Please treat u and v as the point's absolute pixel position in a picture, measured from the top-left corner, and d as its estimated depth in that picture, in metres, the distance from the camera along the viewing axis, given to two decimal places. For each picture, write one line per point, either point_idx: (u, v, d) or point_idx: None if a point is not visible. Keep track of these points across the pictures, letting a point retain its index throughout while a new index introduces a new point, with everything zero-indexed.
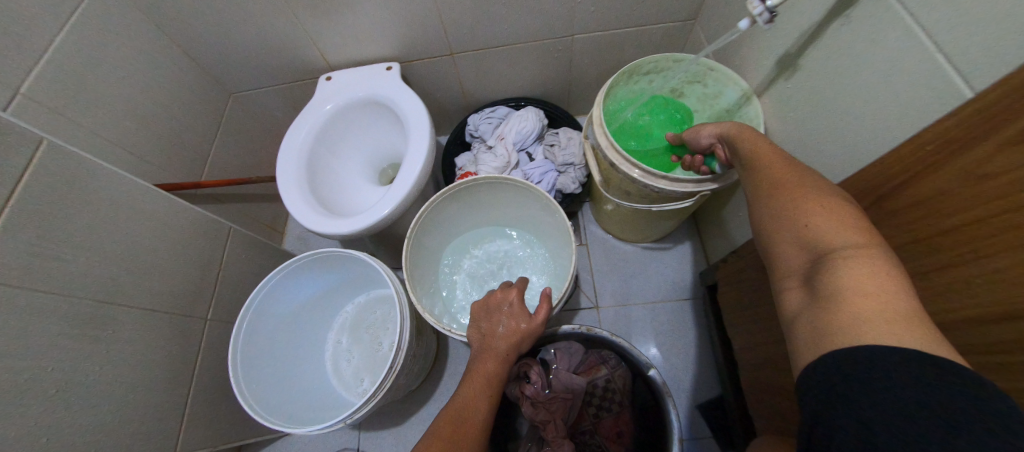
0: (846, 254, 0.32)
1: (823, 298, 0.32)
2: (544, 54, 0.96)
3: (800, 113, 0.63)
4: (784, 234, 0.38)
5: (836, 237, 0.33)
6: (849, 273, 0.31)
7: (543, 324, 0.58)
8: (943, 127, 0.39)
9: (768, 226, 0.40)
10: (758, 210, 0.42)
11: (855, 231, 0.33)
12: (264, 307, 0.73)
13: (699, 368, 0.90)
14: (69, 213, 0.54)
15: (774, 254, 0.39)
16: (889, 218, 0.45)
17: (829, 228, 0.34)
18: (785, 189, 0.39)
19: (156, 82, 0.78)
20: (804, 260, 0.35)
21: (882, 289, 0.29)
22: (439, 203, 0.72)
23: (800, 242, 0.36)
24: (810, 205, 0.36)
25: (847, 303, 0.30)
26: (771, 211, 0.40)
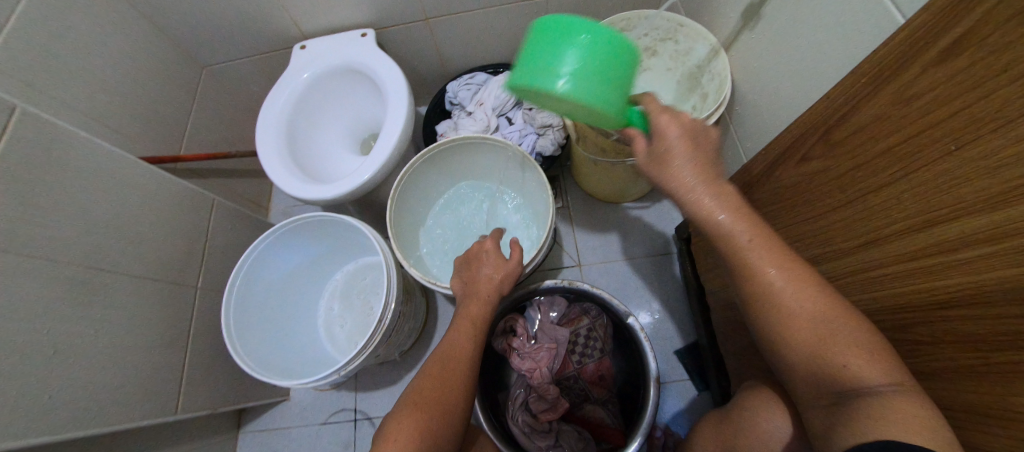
0: (881, 392, 0.32)
1: (861, 426, 0.31)
2: (521, 17, 0.96)
3: (763, 62, 0.65)
4: (804, 354, 0.37)
5: (862, 373, 0.33)
6: (891, 408, 0.31)
7: (519, 269, 0.61)
8: (879, 57, 0.42)
9: (778, 341, 0.39)
10: (769, 325, 0.39)
11: (876, 365, 0.33)
12: (254, 274, 0.74)
13: (675, 316, 0.95)
14: (53, 180, 0.55)
15: (785, 362, 0.39)
16: (834, 149, 0.48)
17: (859, 365, 0.33)
18: (792, 313, 0.37)
19: (125, 53, 0.76)
20: (828, 383, 0.35)
21: (924, 418, 0.29)
22: (419, 166, 0.75)
23: (820, 369, 0.36)
24: (837, 331, 0.35)
25: (891, 426, 0.29)
26: (782, 331, 0.38)
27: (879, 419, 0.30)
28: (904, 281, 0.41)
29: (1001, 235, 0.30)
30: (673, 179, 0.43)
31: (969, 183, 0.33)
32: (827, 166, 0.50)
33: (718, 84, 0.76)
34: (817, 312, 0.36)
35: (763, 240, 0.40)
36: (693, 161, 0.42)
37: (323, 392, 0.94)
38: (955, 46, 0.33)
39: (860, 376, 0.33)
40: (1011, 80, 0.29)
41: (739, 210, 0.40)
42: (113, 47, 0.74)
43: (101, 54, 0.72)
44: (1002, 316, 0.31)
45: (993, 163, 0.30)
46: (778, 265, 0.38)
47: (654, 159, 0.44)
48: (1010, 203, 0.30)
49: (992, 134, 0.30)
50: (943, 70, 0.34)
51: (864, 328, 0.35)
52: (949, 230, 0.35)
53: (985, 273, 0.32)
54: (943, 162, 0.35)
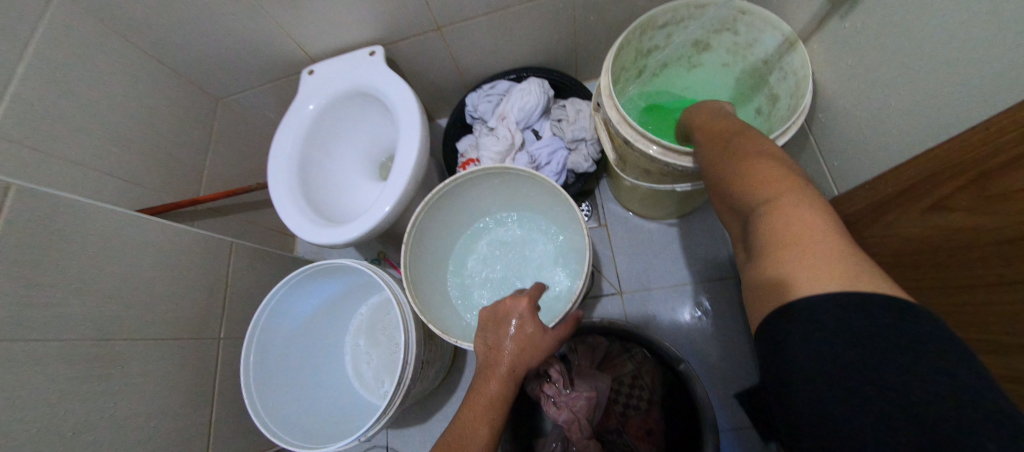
0: (766, 207, 0.31)
1: (762, 267, 0.29)
2: (544, 15, 0.83)
3: (862, 60, 0.50)
4: (729, 204, 0.37)
5: (759, 193, 0.32)
6: (778, 223, 0.29)
7: (555, 345, 0.55)
8: None
9: (718, 204, 0.39)
10: (713, 196, 0.40)
11: (777, 180, 0.31)
12: (274, 324, 0.71)
13: (733, 352, 0.83)
14: (63, 254, 0.52)
15: (728, 227, 0.38)
16: (983, 201, 0.34)
17: (758, 186, 0.33)
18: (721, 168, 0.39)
19: (135, 97, 0.73)
20: (745, 224, 0.34)
21: (805, 231, 0.28)
22: (435, 205, 0.67)
23: (739, 208, 0.35)
24: (750, 165, 0.34)
25: (784, 260, 0.27)
26: (717, 188, 0.39)
27: (769, 252, 0.29)
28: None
29: None
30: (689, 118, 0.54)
31: None
32: (973, 219, 0.36)
33: (795, 84, 0.61)
34: (738, 162, 0.36)
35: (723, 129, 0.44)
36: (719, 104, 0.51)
37: None
38: None
39: (759, 192, 0.32)
40: None
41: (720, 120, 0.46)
42: (121, 93, 0.71)
43: (111, 103, 0.69)
44: None
45: None
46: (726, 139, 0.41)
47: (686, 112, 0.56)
48: None
49: None
50: None
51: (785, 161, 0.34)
52: None
53: None
54: None
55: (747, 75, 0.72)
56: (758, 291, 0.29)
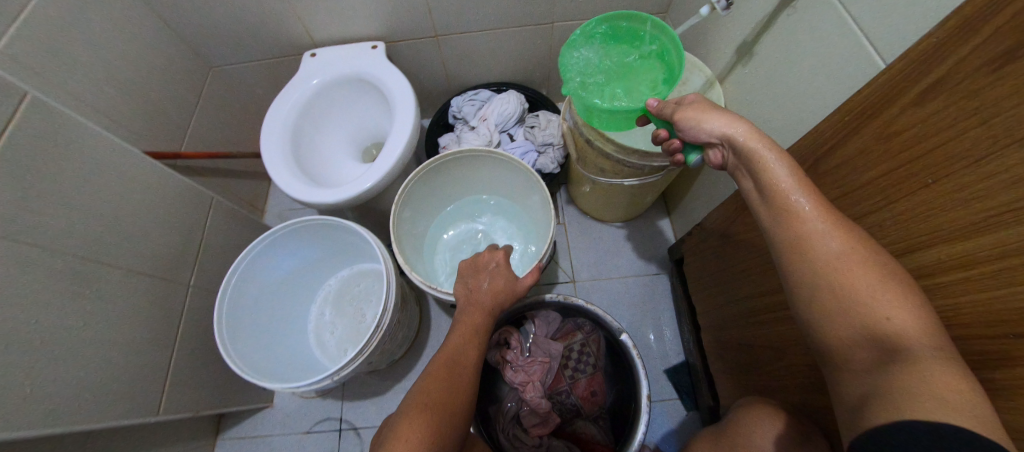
0: (929, 358, 0.29)
1: (911, 406, 0.28)
2: (527, 39, 1.00)
3: (755, 95, 0.70)
4: (846, 314, 0.33)
5: (914, 335, 0.30)
6: (930, 374, 0.28)
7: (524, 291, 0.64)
8: (861, 96, 0.46)
9: (820, 304, 0.35)
10: (816, 289, 0.36)
11: (932, 330, 0.30)
12: (249, 274, 0.74)
13: (665, 334, 0.97)
14: (57, 168, 0.55)
15: (821, 330, 0.35)
16: (823, 177, 0.52)
17: (904, 320, 0.31)
18: (841, 275, 0.34)
19: (136, 50, 0.77)
20: (871, 350, 0.32)
21: (967, 397, 0.27)
22: (423, 175, 0.76)
23: (867, 335, 0.32)
24: (872, 283, 0.33)
25: (942, 403, 0.27)
26: (830, 290, 0.35)
27: (927, 391, 0.27)
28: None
29: (978, 261, 0.34)
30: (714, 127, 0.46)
31: (942, 213, 0.37)
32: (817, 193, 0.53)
33: None
34: (885, 288, 0.32)
35: (835, 221, 0.36)
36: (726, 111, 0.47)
37: (307, 400, 0.92)
38: (929, 90, 0.37)
39: (909, 337, 0.30)
40: (980, 123, 0.33)
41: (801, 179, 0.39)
42: (124, 42, 0.75)
43: (112, 49, 0.73)
44: (979, 334, 0.34)
45: (969, 197, 0.34)
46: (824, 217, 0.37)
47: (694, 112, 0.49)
48: (986, 230, 0.33)
49: (969, 171, 0.34)
50: (920, 110, 0.38)
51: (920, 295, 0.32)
52: (929, 255, 0.38)
53: (964, 295, 0.35)
54: (920, 193, 0.39)
55: None
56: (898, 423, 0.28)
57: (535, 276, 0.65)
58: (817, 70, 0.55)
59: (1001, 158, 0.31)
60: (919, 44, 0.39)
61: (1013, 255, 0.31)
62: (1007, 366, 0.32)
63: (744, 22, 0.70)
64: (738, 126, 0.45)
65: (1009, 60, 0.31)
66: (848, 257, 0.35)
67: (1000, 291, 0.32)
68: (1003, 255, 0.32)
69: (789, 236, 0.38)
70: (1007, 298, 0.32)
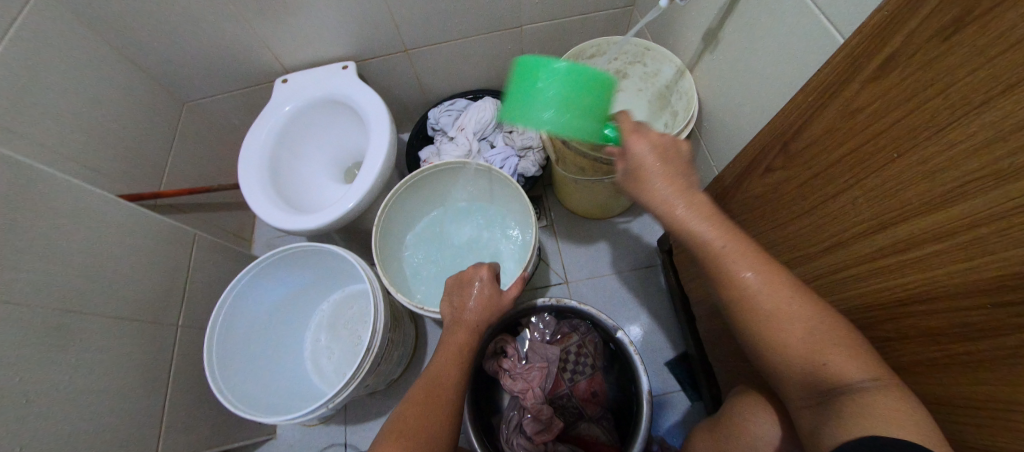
0: (868, 389, 0.33)
1: (856, 429, 0.32)
2: (497, 44, 1.00)
3: (724, 81, 0.70)
4: (794, 359, 0.37)
5: (850, 374, 0.34)
6: (877, 403, 0.32)
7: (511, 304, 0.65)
8: (824, 75, 0.45)
9: (771, 356, 0.39)
10: (763, 340, 0.39)
11: (865, 366, 0.34)
12: (236, 309, 0.73)
13: (662, 326, 0.97)
14: (30, 220, 0.54)
15: (778, 375, 0.40)
16: (794, 159, 0.51)
17: (839, 363, 0.35)
18: (784, 333, 0.38)
19: (104, 92, 0.77)
20: (820, 389, 0.36)
21: (912, 416, 0.31)
22: (403, 193, 0.76)
23: (811, 374, 0.36)
24: (811, 335, 0.37)
25: (886, 424, 0.30)
26: (775, 344, 0.38)
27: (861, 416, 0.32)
28: (868, 280, 0.43)
29: (948, 233, 0.33)
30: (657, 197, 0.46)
31: (911, 186, 0.36)
32: (790, 174, 0.53)
33: (686, 102, 0.81)
34: (820, 339, 0.36)
35: (773, 286, 0.39)
36: (669, 177, 0.45)
37: (310, 427, 0.91)
38: (887, 64, 0.37)
39: (847, 377, 0.34)
40: (938, 94, 0.33)
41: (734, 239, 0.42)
42: (91, 86, 0.75)
43: (79, 95, 0.72)
44: (956, 305, 0.34)
45: (935, 169, 0.34)
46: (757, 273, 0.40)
47: (635, 180, 0.48)
48: (954, 200, 0.32)
49: (933, 143, 0.33)
50: (880, 86, 0.38)
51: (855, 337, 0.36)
52: (901, 229, 0.38)
53: (938, 267, 0.35)
54: (890, 168, 0.38)
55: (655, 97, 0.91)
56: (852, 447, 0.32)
57: (519, 287, 0.65)
58: (779, 51, 0.55)
59: (964, 127, 0.31)
60: (871, 19, 0.39)
61: (979, 225, 0.31)
62: (987, 339, 0.32)
63: (706, 9, 0.69)
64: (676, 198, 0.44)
65: (958, 30, 0.30)
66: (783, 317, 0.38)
67: (977, 282, 0.32)
68: (971, 225, 0.31)
69: (733, 301, 0.41)
70: (979, 270, 0.31)
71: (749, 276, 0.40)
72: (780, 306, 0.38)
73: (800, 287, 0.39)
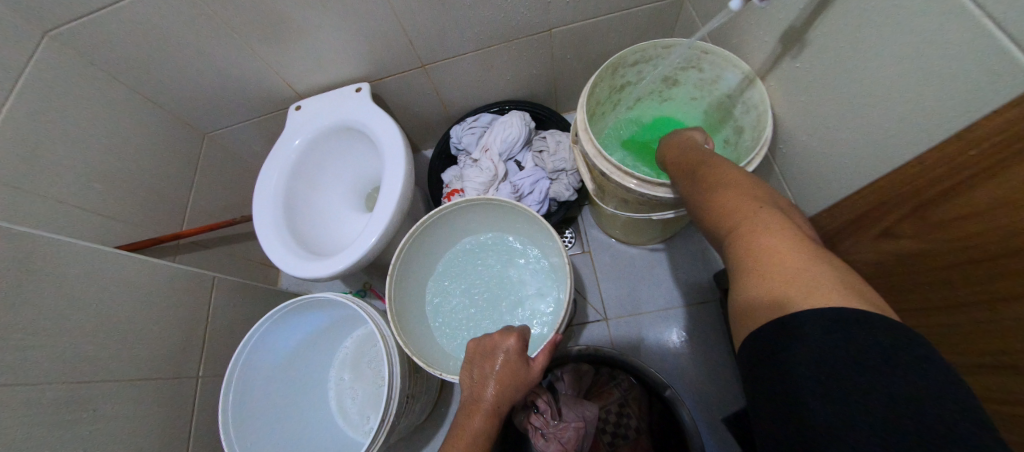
0: (746, 231, 0.33)
1: (746, 288, 0.30)
2: (523, 52, 0.88)
3: (812, 97, 0.54)
4: (710, 227, 0.38)
5: (735, 218, 0.34)
6: (754, 249, 0.31)
7: (538, 376, 0.55)
8: (1008, 112, 0.30)
9: (703, 230, 0.40)
10: (695, 221, 0.42)
11: (750, 208, 0.34)
12: (254, 361, 0.71)
13: (720, 374, 0.83)
14: (35, 293, 0.52)
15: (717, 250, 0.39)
16: (941, 226, 0.37)
17: (729, 210, 0.35)
18: (701, 199, 0.40)
19: (118, 136, 0.75)
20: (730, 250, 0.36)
21: (790, 252, 0.29)
22: (419, 236, 0.69)
23: (719, 238, 0.37)
24: (713, 198, 0.38)
25: (764, 275, 0.29)
26: (701, 219, 0.40)
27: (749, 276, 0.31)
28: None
29: None
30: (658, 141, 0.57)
31: None
32: (933, 245, 0.38)
33: (756, 117, 0.65)
34: (722, 193, 0.37)
35: (704, 169, 0.43)
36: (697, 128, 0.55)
37: None
38: None
39: (734, 222, 0.34)
40: None
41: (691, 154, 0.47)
42: (104, 131, 0.72)
43: (92, 142, 0.70)
44: None
45: None
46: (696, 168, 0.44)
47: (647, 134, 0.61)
48: None
49: None
50: None
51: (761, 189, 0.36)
52: None
53: None
54: None
55: (714, 108, 0.76)
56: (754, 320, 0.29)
57: (547, 357, 0.56)
58: (906, 67, 0.40)
59: None
60: None
61: None
62: None
63: (788, 3, 0.54)
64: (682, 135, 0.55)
65: None
66: (701, 185, 0.41)
67: None
68: None
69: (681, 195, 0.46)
70: None
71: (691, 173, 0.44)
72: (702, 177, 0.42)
73: (721, 162, 0.42)
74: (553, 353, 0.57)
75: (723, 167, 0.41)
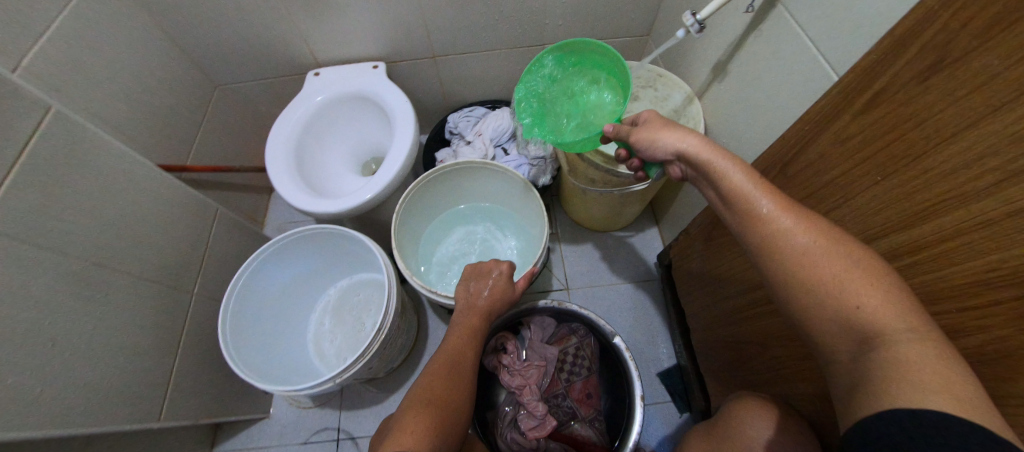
0: (902, 339, 0.30)
1: (886, 389, 0.29)
2: (519, 59, 1.07)
3: (730, 109, 0.76)
4: (824, 305, 0.34)
5: (885, 319, 0.31)
6: (913, 358, 0.29)
7: (520, 295, 0.68)
8: (822, 104, 0.51)
9: (798, 301, 0.36)
10: (793, 288, 0.36)
11: (904, 312, 0.31)
12: (251, 283, 0.77)
13: (657, 338, 1.00)
14: (73, 176, 0.57)
15: (805, 324, 0.36)
16: (792, 179, 0.57)
17: (873, 306, 0.31)
18: (815, 275, 0.35)
19: (147, 69, 0.82)
20: (848, 341, 0.33)
21: (955, 376, 0.28)
22: (423, 186, 0.81)
23: (840, 318, 0.33)
24: (838, 281, 0.33)
25: (921, 385, 0.28)
26: (806, 295, 0.35)
27: (913, 378, 0.28)
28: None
29: (920, 247, 0.39)
30: (670, 144, 0.49)
31: (895, 206, 0.41)
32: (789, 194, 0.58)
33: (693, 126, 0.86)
34: (853, 280, 0.33)
35: (814, 230, 0.36)
36: (677, 126, 0.50)
37: (305, 410, 0.92)
38: (874, 100, 0.43)
39: (882, 324, 0.31)
40: (914, 128, 0.38)
41: (775, 196, 0.39)
42: (136, 61, 0.79)
43: (124, 68, 0.77)
44: (933, 312, 0.39)
45: (911, 191, 0.39)
46: (794, 216, 0.37)
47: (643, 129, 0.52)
48: (927, 219, 0.38)
49: (908, 171, 0.39)
50: (868, 118, 0.44)
51: (898, 287, 0.32)
52: (885, 243, 0.43)
53: (916, 278, 0.40)
54: (873, 189, 0.44)
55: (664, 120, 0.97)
56: (866, 404, 0.31)
57: (527, 280, 0.69)
58: (782, 84, 0.61)
59: (933, 156, 0.37)
60: (862, 60, 0.45)
61: (956, 238, 0.35)
62: (956, 338, 0.37)
63: (717, 43, 0.76)
64: (688, 140, 0.48)
65: (935, 72, 0.36)
66: (810, 259, 0.35)
67: (945, 291, 0.37)
68: (942, 239, 0.37)
69: (761, 246, 0.39)
70: (954, 278, 0.36)
71: (787, 221, 0.37)
72: (817, 247, 0.35)
73: (830, 229, 0.36)
74: (532, 279, 0.70)
75: (833, 233, 0.36)
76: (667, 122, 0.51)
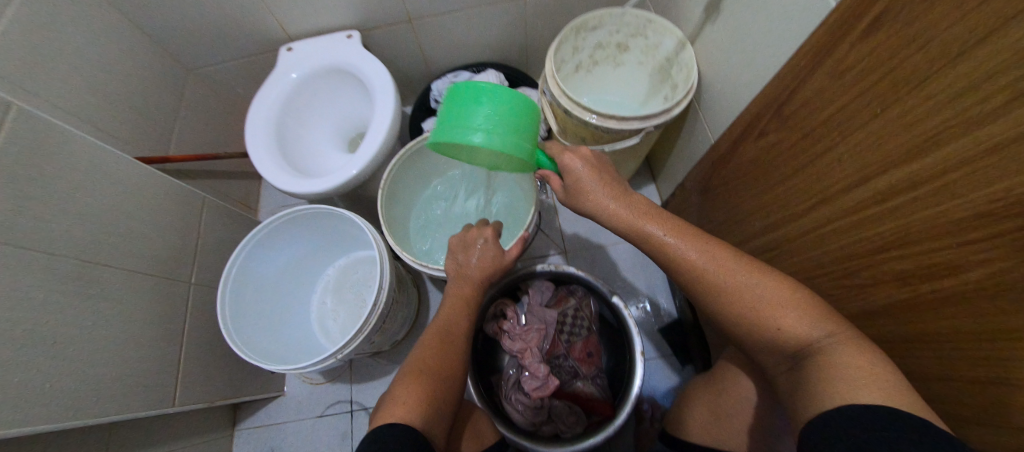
0: (827, 347, 0.36)
1: (824, 387, 0.35)
2: (501, 16, 1.00)
3: (724, 53, 0.71)
4: (760, 327, 0.40)
5: (807, 335, 0.37)
6: (838, 360, 0.35)
7: (512, 262, 0.66)
8: (821, 34, 0.47)
9: (737, 325, 0.42)
10: (732, 317, 0.42)
11: (820, 326, 0.37)
12: (246, 269, 0.77)
13: (657, 295, 1.00)
14: (49, 175, 0.56)
15: (750, 343, 0.43)
16: (788, 120, 0.54)
17: (793, 327, 0.38)
18: (743, 307, 0.41)
19: (111, 57, 0.78)
20: (787, 354, 0.39)
21: (875, 371, 0.33)
22: (407, 158, 0.79)
23: (773, 336, 0.39)
24: (766, 308, 0.39)
25: (850, 381, 0.33)
26: (741, 320, 0.41)
27: (848, 375, 0.33)
28: (850, 231, 0.46)
29: (922, 182, 0.36)
30: (593, 204, 0.52)
31: (897, 139, 0.38)
32: (785, 137, 0.55)
33: (686, 73, 0.81)
34: (772, 307, 0.39)
35: (732, 267, 0.42)
36: (599, 184, 0.52)
37: (318, 386, 0.96)
38: (877, 22, 0.39)
39: (806, 338, 0.37)
40: (920, 48, 0.35)
41: (698, 240, 0.45)
42: (98, 50, 0.76)
43: (87, 58, 0.73)
44: (930, 249, 0.37)
45: (916, 120, 0.36)
46: (711, 252, 0.44)
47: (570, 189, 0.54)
48: (932, 149, 0.35)
49: (913, 98, 0.36)
50: (870, 44, 0.40)
51: (814, 307, 0.38)
52: (878, 185, 0.41)
53: (914, 215, 0.38)
54: (874, 122, 0.41)
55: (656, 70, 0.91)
56: (809, 403, 0.35)
57: (520, 246, 0.67)
58: (777, 19, 0.56)
59: (941, 78, 0.33)
60: None
61: (958, 169, 0.33)
62: (953, 274, 0.35)
63: None
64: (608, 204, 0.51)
65: None
66: (736, 296, 0.41)
67: (945, 227, 0.35)
68: (945, 171, 0.34)
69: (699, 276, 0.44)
70: (956, 211, 0.34)
71: (702, 258, 0.44)
72: (739, 285, 0.41)
73: (751, 265, 0.42)
74: (525, 245, 0.68)
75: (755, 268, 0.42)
76: (590, 177, 0.53)
